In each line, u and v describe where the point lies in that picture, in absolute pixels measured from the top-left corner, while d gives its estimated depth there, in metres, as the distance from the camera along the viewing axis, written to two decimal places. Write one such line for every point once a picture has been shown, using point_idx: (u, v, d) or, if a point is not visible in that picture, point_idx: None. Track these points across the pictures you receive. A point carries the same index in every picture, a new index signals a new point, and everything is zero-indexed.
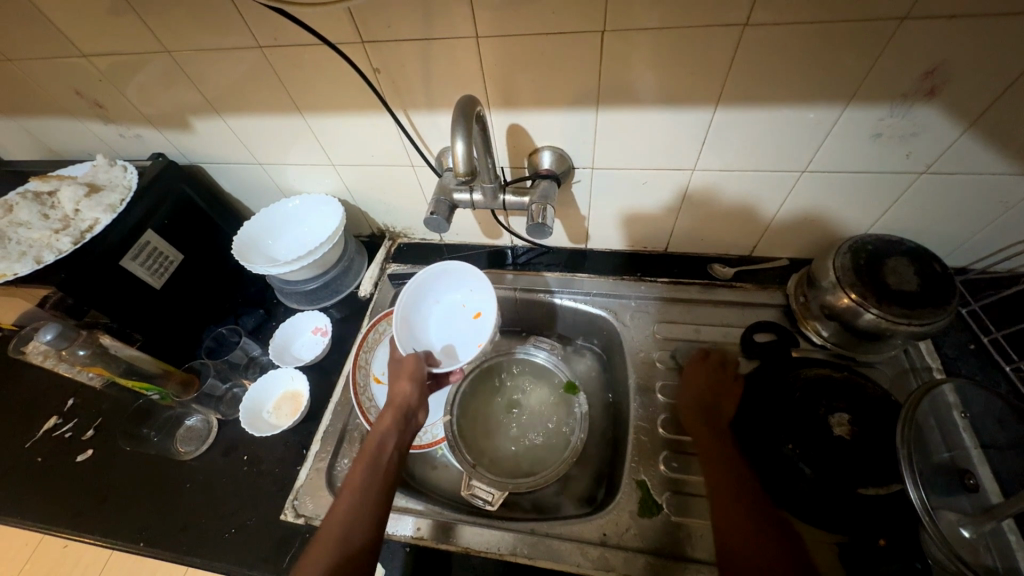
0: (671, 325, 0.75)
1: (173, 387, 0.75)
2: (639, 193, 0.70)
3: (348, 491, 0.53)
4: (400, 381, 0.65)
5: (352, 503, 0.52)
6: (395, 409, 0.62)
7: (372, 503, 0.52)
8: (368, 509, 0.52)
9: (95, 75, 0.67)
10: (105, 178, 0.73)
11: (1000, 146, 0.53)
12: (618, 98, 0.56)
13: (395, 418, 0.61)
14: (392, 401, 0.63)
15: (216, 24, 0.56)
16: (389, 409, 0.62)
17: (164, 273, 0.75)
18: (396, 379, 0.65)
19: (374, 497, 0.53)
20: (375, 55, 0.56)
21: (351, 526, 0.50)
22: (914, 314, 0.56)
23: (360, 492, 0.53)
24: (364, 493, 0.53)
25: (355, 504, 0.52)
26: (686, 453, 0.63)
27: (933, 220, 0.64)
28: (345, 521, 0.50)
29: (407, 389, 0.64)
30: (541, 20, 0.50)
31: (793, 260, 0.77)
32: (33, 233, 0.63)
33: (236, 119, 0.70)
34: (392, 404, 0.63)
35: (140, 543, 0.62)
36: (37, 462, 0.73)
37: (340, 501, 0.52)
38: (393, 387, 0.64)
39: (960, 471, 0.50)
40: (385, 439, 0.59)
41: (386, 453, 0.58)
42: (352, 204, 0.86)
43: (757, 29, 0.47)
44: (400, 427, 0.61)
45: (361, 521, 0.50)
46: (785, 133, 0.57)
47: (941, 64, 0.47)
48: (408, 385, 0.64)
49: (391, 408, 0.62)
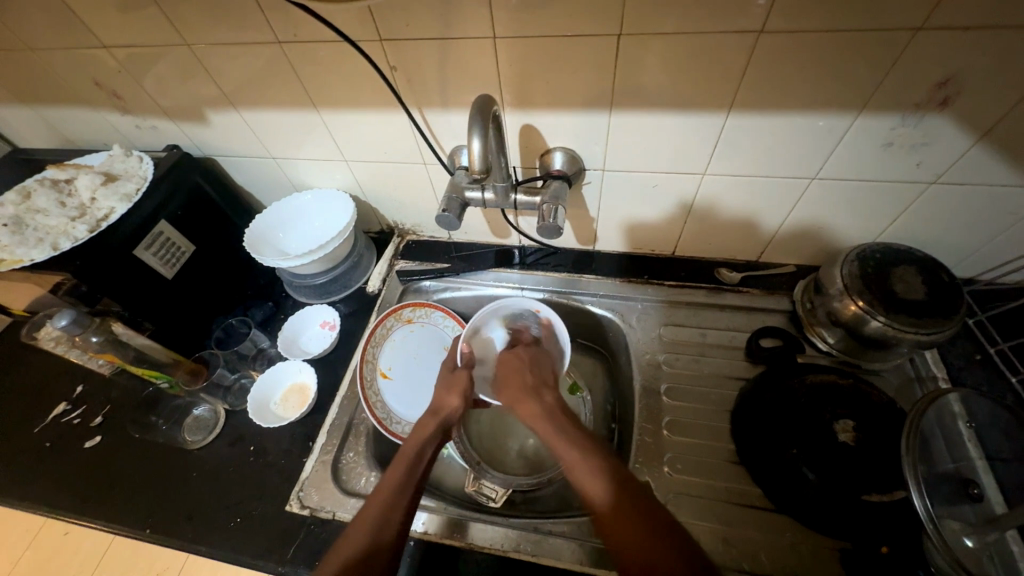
0: (677, 328, 0.75)
1: (181, 376, 0.77)
2: (649, 196, 0.70)
3: (385, 487, 0.53)
4: (451, 393, 0.66)
5: (386, 500, 0.52)
6: (438, 419, 0.63)
7: (408, 501, 0.52)
8: (402, 511, 0.51)
9: (114, 66, 0.68)
10: (121, 168, 0.74)
11: (1011, 157, 0.53)
12: (631, 101, 0.57)
13: (435, 428, 0.62)
14: (437, 410, 0.64)
15: (236, 18, 0.57)
16: (432, 418, 0.63)
17: (176, 264, 0.76)
18: (448, 391, 0.67)
19: (410, 495, 0.53)
20: (393, 53, 0.57)
21: (382, 527, 0.49)
22: (920, 322, 0.56)
23: (396, 492, 0.53)
24: (402, 493, 0.53)
25: (390, 504, 0.51)
26: (689, 456, 0.64)
27: (943, 229, 0.64)
28: (378, 520, 0.50)
29: (456, 404, 0.65)
30: (558, 23, 0.50)
31: (800, 267, 0.78)
32: (50, 221, 0.64)
33: (251, 113, 0.71)
34: (437, 415, 0.64)
35: (146, 530, 0.63)
36: (45, 447, 0.74)
37: (375, 498, 0.52)
38: (443, 398, 0.66)
39: (963, 480, 0.49)
40: (425, 446, 0.60)
41: (426, 461, 0.58)
42: (363, 200, 0.86)
43: (772, 36, 0.47)
44: (437, 436, 0.62)
45: (394, 518, 0.50)
46: (797, 139, 0.57)
47: (954, 76, 0.47)
48: (457, 401, 0.65)
49: (435, 416, 0.64)
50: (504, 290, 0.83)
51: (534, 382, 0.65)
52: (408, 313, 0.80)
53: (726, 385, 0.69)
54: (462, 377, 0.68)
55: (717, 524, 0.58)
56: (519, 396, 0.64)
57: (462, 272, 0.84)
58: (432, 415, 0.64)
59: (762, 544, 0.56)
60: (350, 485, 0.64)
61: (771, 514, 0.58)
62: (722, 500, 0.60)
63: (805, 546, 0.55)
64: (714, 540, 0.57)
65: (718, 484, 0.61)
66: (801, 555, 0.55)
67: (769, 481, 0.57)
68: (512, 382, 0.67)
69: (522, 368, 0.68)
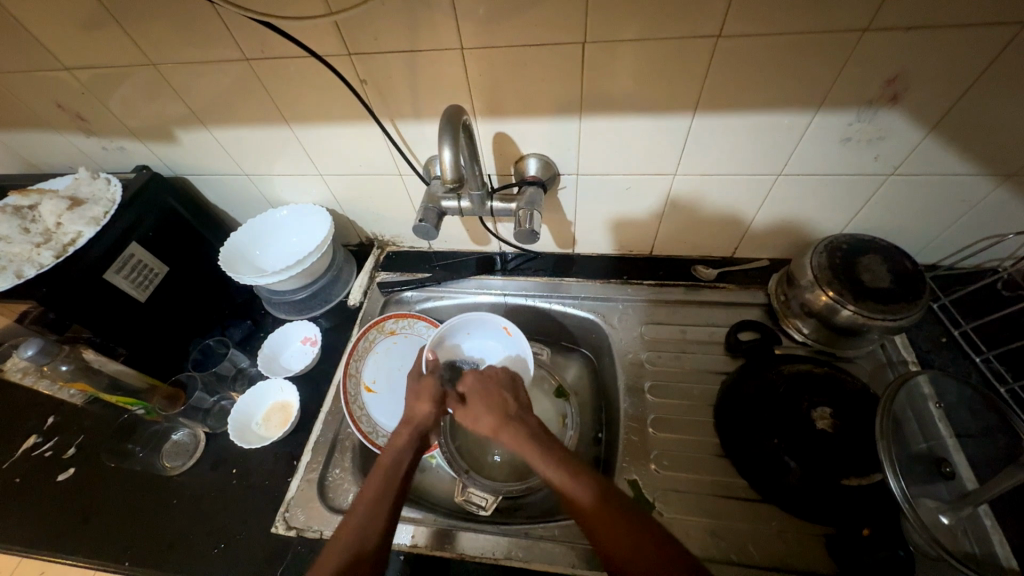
0: (658, 326, 0.76)
1: (159, 402, 0.74)
2: (623, 198, 0.72)
3: (361, 503, 0.52)
4: (421, 400, 0.65)
5: (361, 521, 0.50)
6: (412, 428, 0.62)
7: (385, 516, 0.51)
8: (379, 525, 0.50)
9: (77, 88, 0.66)
10: (88, 191, 0.72)
11: (960, 148, 0.56)
12: (600, 106, 0.58)
13: (410, 437, 0.61)
14: (410, 419, 0.63)
15: (201, 37, 0.56)
16: (406, 428, 0.62)
17: (149, 286, 0.74)
18: (416, 398, 0.65)
19: (388, 509, 0.52)
20: (362, 67, 0.57)
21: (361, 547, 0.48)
22: (887, 308, 0.59)
23: (371, 508, 0.52)
24: (377, 508, 0.51)
25: (367, 521, 0.50)
26: (675, 451, 0.64)
27: (904, 218, 0.67)
28: (355, 541, 0.48)
29: (427, 409, 0.64)
30: (525, 32, 0.51)
31: (773, 260, 0.80)
32: (13, 248, 0.62)
33: (221, 131, 0.70)
34: (410, 424, 0.63)
35: (125, 562, 0.61)
36: (15, 483, 0.71)
37: (350, 519, 0.51)
38: (412, 407, 0.64)
39: (936, 459, 0.51)
40: (401, 456, 0.59)
41: (403, 470, 0.57)
42: (341, 213, 0.86)
43: (730, 40, 0.49)
44: (413, 443, 0.61)
45: (372, 535, 0.49)
46: (762, 137, 0.59)
47: (902, 73, 0.50)
48: (429, 406, 0.64)
49: (408, 426, 0.63)
50: (486, 297, 0.83)
51: (512, 411, 0.62)
52: (391, 324, 0.79)
53: (708, 379, 0.70)
54: (430, 383, 0.66)
55: (705, 517, 0.59)
56: (499, 427, 0.61)
57: (443, 281, 0.84)
58: (405, 426, 0.63)
59: (749, 534, 0.57)
60: (337, 502, 0.63)
61: (757, 505, 0.59)
62: (708, 494, 0.60)
63: (791, 534, 0.56)
64: (703, 533, 0.57)
65: (705, 478, 0.62)
66: (787, 543, 0.56)
67: (753, 471, 0.58)
68: (490, 408, 0.63)
69: (500, 395, 0.65)
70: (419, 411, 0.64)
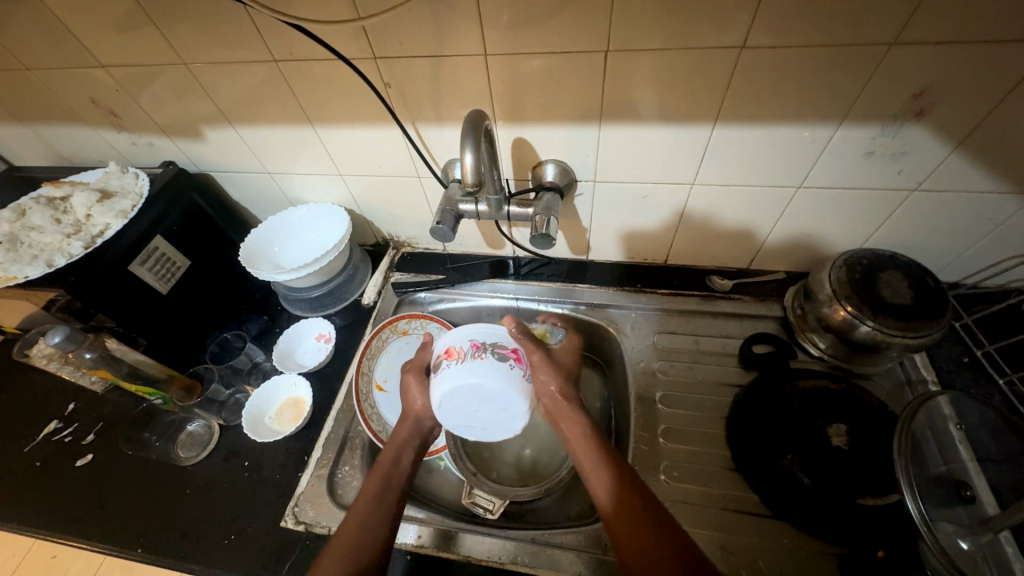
0: (671, 336, 0.76)
1: (176, 393, 0.77)
2: (640, 207, 0.72)
3: (363, 500, 0.54)
4: (411, 396, 0.64)
5: (362, 516, 0.52)
6: (412, 423, 0.63)
7: (385, 515, 0.53)
8: (379, 524, 0.52)
9: (111, 85, 0.69)
10: (117, 185, 0.74)
11: (987, 165, 0.55)
12: (620, 114, 0.58)
13: (411, 434, 0.62)
14: (406, 414, 0.64)
15: (232, 39, 0.58)
16: (405, 424, 0.63)
17: (170, 279, 0.76)
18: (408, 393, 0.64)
19: (387, 510, 0.53)
20: (386, 70, 0.58)
21: (360, 545, 0.49)
22: (907, 326, 0.57)
23: (373, 508, 0.53)
24: (376, 509, 0.53)
25: (368, 519, 0.52)
26: (686, 462, 0.64)
27: (926, 235, 0.66)
28: (357, 540, 0.50)
29: (418, 405, 0.63)
30: (548, 40, 0.52)
31: (790, 273, 0.79)
32: (45, 238, 0.64)
33: (247, 130, 0.72)
34: (406, 419, 0.63)
35: (137, 549, 0.62)
36: (35, 466, 0.73)
37: (351, 517, 0.52)
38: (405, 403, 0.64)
39: (957, 482, 0.50)
40: (401, 454, 0.60)
41: (402, 469, 0.58)
42: (358, 213, 0.87)
43: (754, 51, 0.49)
44: (413, 440, 0.62)
45: (377, 533, 0.51)
46: (783, 150, 0.59)
47: (929, 88, 0.49)
48: (420, 400, 0.63)
49: (406, 422, 0.63)
50: (499, 301, 0.84)
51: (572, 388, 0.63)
52: (404, 324, 0.81)
53: (721, 391, 0.69)
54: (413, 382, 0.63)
55: (715, 531, 0.58)
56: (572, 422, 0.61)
57: (457, 283, 0.85)
58: (404, 421, 0.63)
59: (760, 550, 0.56)
60: (346, 499, 0.64)
61: (768, 520, 0.58)
62: (718, 507, 0.60)
63: (803, 552, 0.55)
64: (713, 547, 0.57)
65: (715, 491, 0.61)
66: (799, 561, 0.55)
67: (765, 486, 0.58)
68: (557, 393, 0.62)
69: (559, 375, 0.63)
70: (413, 406, 0.63)
